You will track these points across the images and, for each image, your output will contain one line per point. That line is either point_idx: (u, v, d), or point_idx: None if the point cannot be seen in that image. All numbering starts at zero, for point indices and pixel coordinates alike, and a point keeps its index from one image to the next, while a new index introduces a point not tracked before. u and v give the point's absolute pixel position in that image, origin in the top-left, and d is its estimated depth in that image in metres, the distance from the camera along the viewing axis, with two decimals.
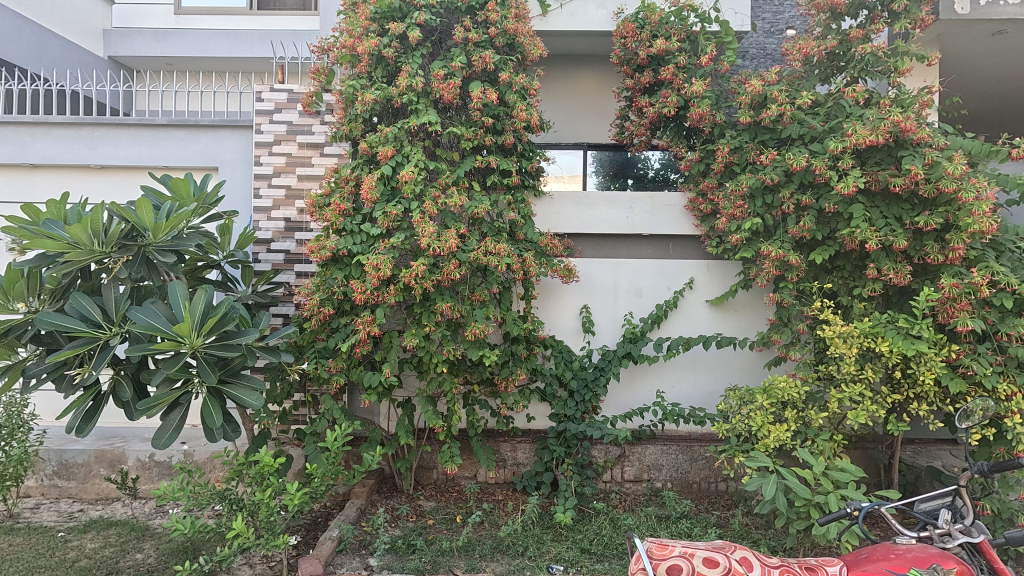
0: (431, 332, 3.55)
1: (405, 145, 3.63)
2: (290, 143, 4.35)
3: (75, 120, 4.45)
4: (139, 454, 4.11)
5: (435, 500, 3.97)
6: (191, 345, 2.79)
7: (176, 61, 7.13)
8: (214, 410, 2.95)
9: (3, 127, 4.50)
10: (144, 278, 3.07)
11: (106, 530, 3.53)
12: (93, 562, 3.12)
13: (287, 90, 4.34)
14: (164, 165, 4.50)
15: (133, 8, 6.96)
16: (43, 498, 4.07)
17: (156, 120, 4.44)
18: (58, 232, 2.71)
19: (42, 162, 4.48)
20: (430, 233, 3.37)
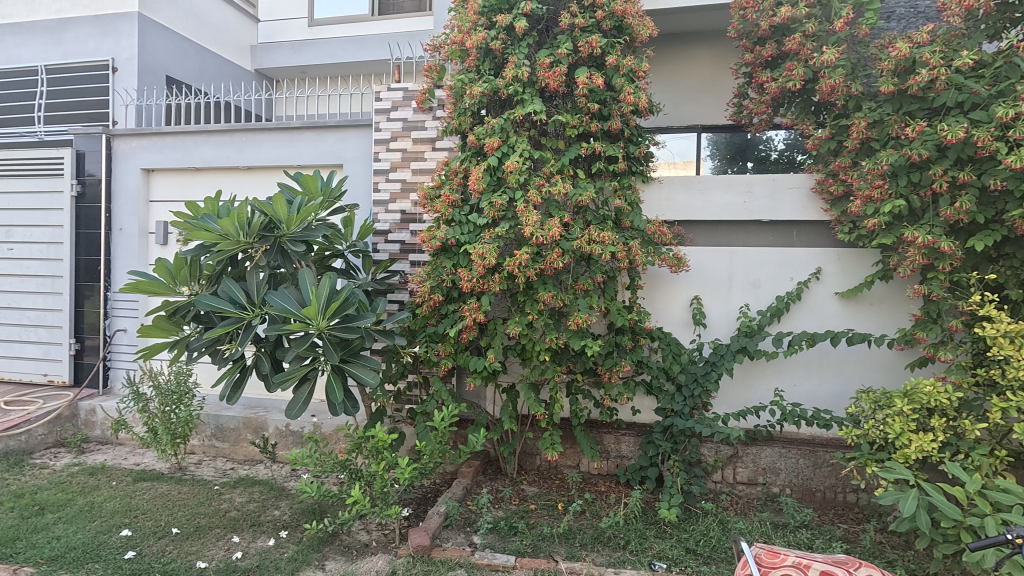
0: (534, 320, 3.58)
1: (511, 136, 3.69)
2: (406, 139, 4.59)
3: (228, 128, 5.06)
4: (278, 423, 4.62)
5: (538, 485, 4.03)
6: (318, 326, 3.09)
7: (310, 69, 7.88)
8: (336, 386, 3.23)
9: (173, 136, 5.23)
10: (280, 266, 3.43)
11: (251, 487, 4.02)
12: (241, 514, 3.58)
13: (402, 89, 4.59)
14: (298, 164, 4.96)
15: (275, 24, 7.79)
16: (204, 455, 4.73)
17: (291, 124, 4.91)
18: (212, 225, 3.11)
19: (203, 165, 5.16)
20: (534, 221, 3.41)
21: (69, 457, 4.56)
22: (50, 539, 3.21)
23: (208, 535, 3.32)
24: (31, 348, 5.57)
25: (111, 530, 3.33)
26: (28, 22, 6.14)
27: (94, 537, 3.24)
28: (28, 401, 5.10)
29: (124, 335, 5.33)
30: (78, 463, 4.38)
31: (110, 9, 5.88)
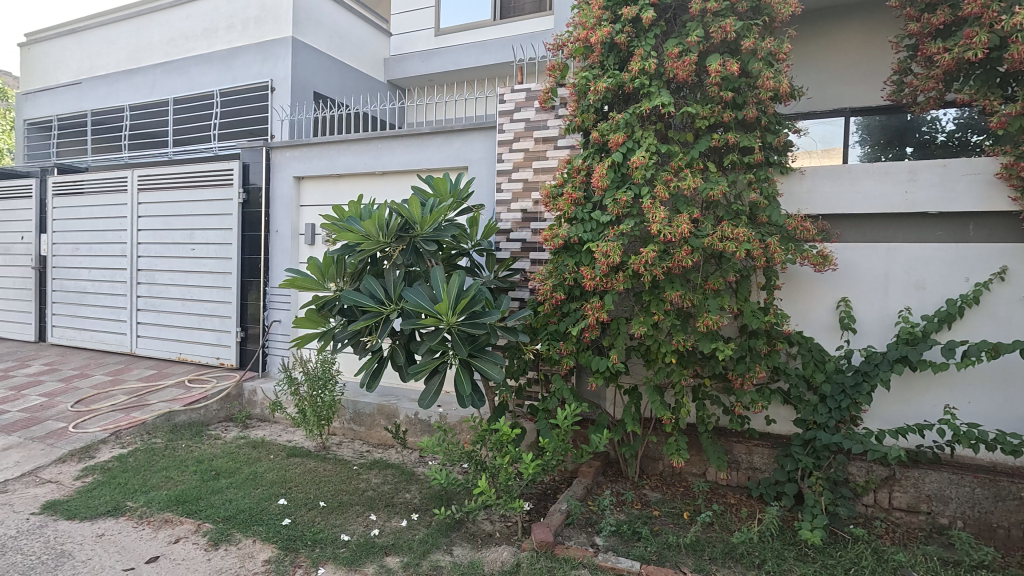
0: (660, 320, 3.46)
1: (637, 130, 3.59)
2: (528, 139, 4.66)
3: (367, 136, 5.49)
4: (407, 412, 4.92)
5: (661, 491, 3.89)
6: (448, 322, 3.24)
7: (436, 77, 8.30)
8: (464, 380, 3.37)
9: (320, 146, 5.77)
10: (414, 265, 3.65)
11: (384, 470, 4.33)
12: (377, 494, 3.87)
13: (525, 90, 4.66)
14: (427, 168, 5.24)
15: (405, 36, 8.29)
16: (344, 437, 5.17)
17: (421, 129, 5.20)
18: (356, 226, 3.38)
19: (345, 172, 5.64)
20: (661, 218, 3.28)
21: (236, 430, 5.22)
22: (223, 501, 3.70)
23: (349, 510, 3.63)
24: (207, 334, 6.46)
25: (271, 498, 3.76)
26: (207, 54, 7.13)
27: (258, 503, 3.67)
28: (205, 380, 5.93)
29: (279, 326, 5.99)
30: (243, 437, 5.01)
31: (269, 36, 6.65)
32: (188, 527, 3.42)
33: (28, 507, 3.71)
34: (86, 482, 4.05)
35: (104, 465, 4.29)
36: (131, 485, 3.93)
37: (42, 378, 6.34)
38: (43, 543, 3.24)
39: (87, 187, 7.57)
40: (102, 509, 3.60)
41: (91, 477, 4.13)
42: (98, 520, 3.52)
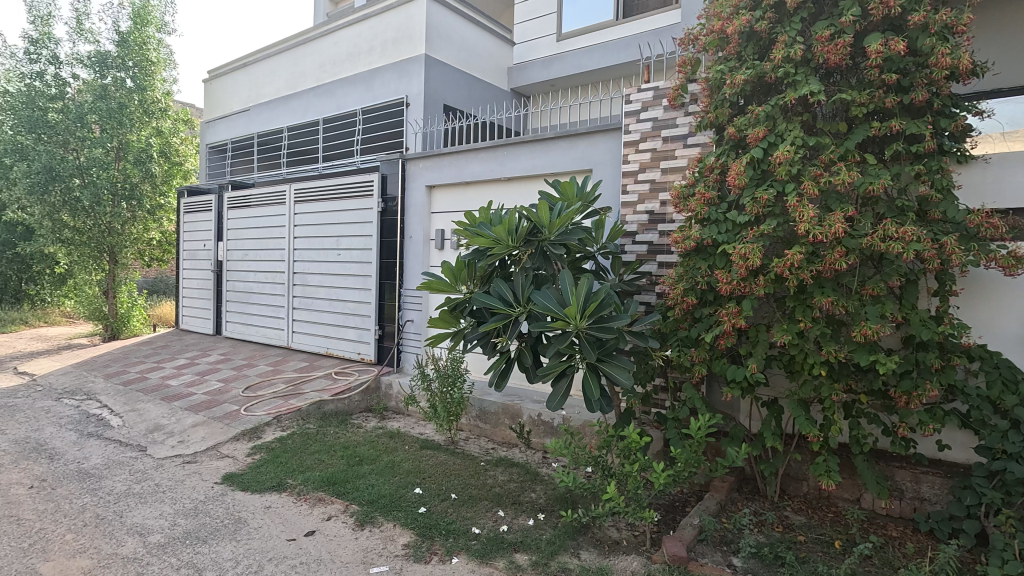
0: (806, 328, 3.17)
1: (780, 123, 3.32)
2: (656, 139, 4.52)
3: (493, 144, 5.68)
4: (531, 413, 5.00)
5: (805, 515, 3.57)
6: (576, 326, 3.25)
7: (558, 82, 8.34)
8: (592, 384, 3.34)
9: (450, 156, 6.09)
10: (541, 268, 3.70)
11: (510, 468, 4.44)
12: (504, 491, 3.97)
13: (653, 88, 4.54)
14: (552, 172, 5.30)
15: (527, 45, 8.46)
16: (470, 433, 5.39)
17: (546, 134, 5.27)
18: (487, 231, 3.51)
19: (472, 179, 5.89)
20: (809, 217, 3.01)
21: (375, 421, 5.66)
22: (367, 485, 4.02)
23: (478, 505, 3.76)
24: (349, 332, 7.08)
25: (407, 486, 4.02)
26: (351, 76, 7.84)
27: (396, 490, 3.94)
28: (348, 373, 6.51)
29: (412, 325, 6.40)
30: (381, 427, 5.41)
31: (405, 55, 7.14)
32: (338, 507, 3.76)
33: (212, 477, 4.32)
34: (255, 459, 4.62)
35: (269, 445, 4.86)
36: (290, 465, 4.41)
37: (219, 367, 7.36)
38: (224, 509, 3.75)
39: (254, 200, 8.68)
40: (269, 484, 4.09)
41: (259, 455, 4.71)
42: (265, 493, 4.00)
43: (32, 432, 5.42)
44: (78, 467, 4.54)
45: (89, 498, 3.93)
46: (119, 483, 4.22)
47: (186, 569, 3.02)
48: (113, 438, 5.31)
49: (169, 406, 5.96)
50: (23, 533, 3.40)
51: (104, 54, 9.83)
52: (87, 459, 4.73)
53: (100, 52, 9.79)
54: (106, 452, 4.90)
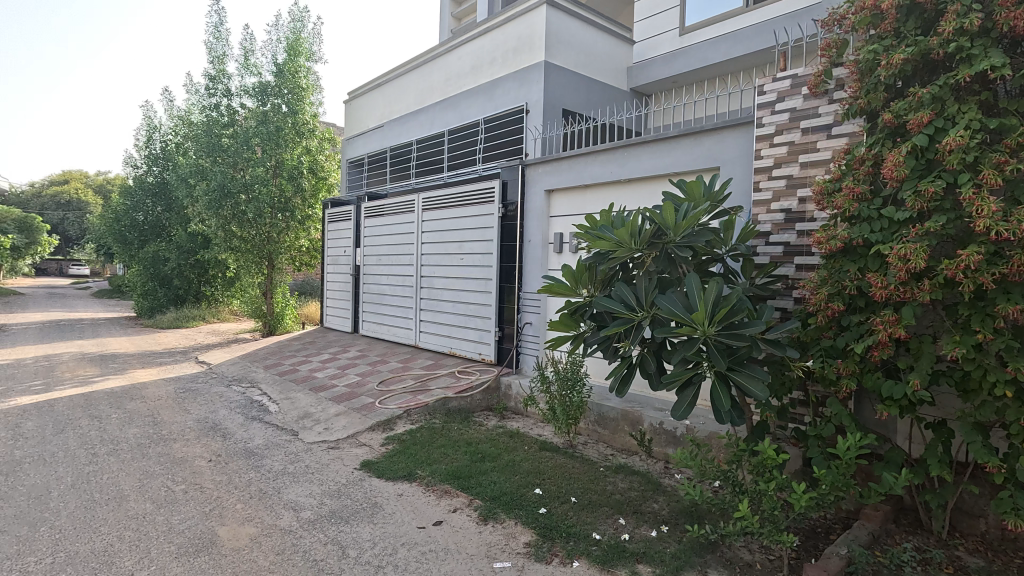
0: (986, 341, 2.73)
1: (951, 105, 2.90)
2: (794, 131, 4.17)
3: (613, 146, 5.61)
4: (653, 420, 4.85)
5: (983, 558, 3.07)
6: (704, 332, 3.09)
7: (680, 78, 8.05)
8: (722, 394, 3.17)
9: (569, 160, 6.12)
10: (666, 271, 3.56)
11: (630, 476, 4.34)
12: (624, 499, 3.89)
13: (790, 76, 4.20)
14: (676, 172, 5.11)
15: (650, 43, 8.39)
16: (589, 437, 5.35)
17: (669, 133, 5.09)
18: (609, 234, 3.46)
19: (592, 182, 5.86)
20: (991, 211, 2.60)
21: (495, 419, 5.83)
22: (489, 482, 4.15)
23: (598, 510, 3.72)
24: (471, 333, 7.38)
25: (528, 486, 4.08)
26: (474, 88, 8.19)
27: (517, 489, 4.02)
28: (471, 372, 6.78)
29: (531, 327, 6.51)
30: (502, 426, 5.56)
31: (525, 63, 7.31)
32: (463, 500, 3.92)
33: (352, 463, 4.73)
34: (388, 449, 4.99)
35: (400, 437, 5.22)
36: (419, 457, 4.70)
37: (357, 362, 8.05)
38: (363, 494, 4.08)
39: (387, 209, 9.39)
40: (400, 473, 4.39)
41: (391, 445, 5.07)
42: (398, 481, 4.30)
43: (210, 412, 6.32)
44: (245, 445, 5.21)
45: (254, 473, 4.50)
46: (277, 462, 4.77)
47: (331, 544, 3.33)
48: (272, 422, 6.02)
49: (316, 396, 6.63)
50: (206, 499, 3.98)
51: (266, 85, 11.34)
52: (252, 439, 5.42)
53: (263, 83, 11.31)
54: (266, 434, 5.57)
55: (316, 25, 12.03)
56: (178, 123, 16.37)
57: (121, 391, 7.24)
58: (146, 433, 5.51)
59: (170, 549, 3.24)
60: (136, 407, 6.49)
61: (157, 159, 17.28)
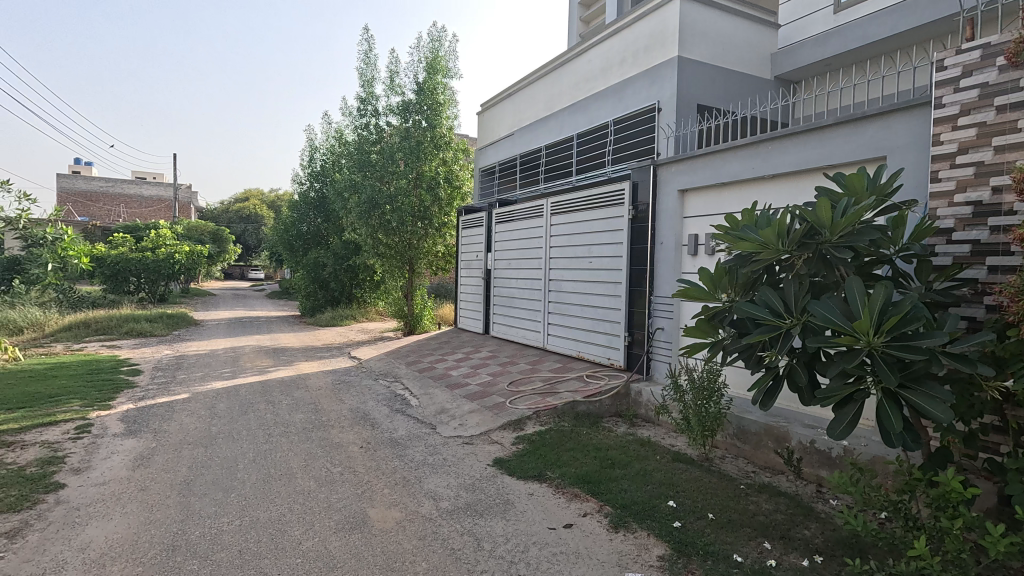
0: None
1: None
2: (986, 109, 3.53)
3: (756, 140, 5.22)
4: (802, 438, 4.42)
5: None
6: (869, 343, 2.73)
7: (834, 60, 7.39)
8: (893, 416, 2.75)
9: (705, 157, 5.81)
10: (820, 274, 3.20)
11: (776, 497, 3.98)
12: (770, 522, 3.58)
13: (981, 46, 3.57)
14: (831, 164, 4.63)
15: (796, 25, 7.66)
16: (727, 452, 5.02)
17: (823, 122, 4.62)
18: (753, 235, 3.21)
19: (730, 180, 5.51)
20: None
21: (625, 426, 5.70)
22: (620, 489, 4.07)
23: (740, 530, 3.47)
24: (600, 337, 7.31)
25: (662, 497, 3.92)
26: (604, 90, 8.13)
27: (650, 499, 3.88)
28: (599, 377, 6.71)
29: (663, 333, 6.27)
30: (632, 433, 5.43)
31: (657, 60, 7.10)
32: (593, 506, 3.89)
33: (485, 459, 4.92)
34: (519, 448, 5.11)
35: (530, 437, 5.33)
36: (549, 458, 4.75)
37: (489, 362, 8.37)
38: (495, 490, 4.23)
39: (517, 214, 9.66)
40: (531, 473, 4.48)
41: (522, 445, 5.20)
42: (529, 480, 4.39)
43: (361, 403, 6.98)
44: (390, 435, 5.67)
45: (398, 462, 4.88)
46: (418, 453, 5.13)
47: (467, 535, 3.50)
48: (413, 415, 6.48)
49: (451, 394, 7.01)
50: (358, 482, 4.40)
51: (408, 102, 12.34)
52: (396, 430, 5.88)
53: (406, 101, 12.33)
54: (408, 426, 6.01)
55: (452, 44, 12.79)
56: (335, 143, 18.36)
57: (290, 381, 8.27)
58: (309, 418, 6.24)
59: (331, 523, 3.63)
60: (302, 395, 7.37)
61: (317, 175, 19.54)
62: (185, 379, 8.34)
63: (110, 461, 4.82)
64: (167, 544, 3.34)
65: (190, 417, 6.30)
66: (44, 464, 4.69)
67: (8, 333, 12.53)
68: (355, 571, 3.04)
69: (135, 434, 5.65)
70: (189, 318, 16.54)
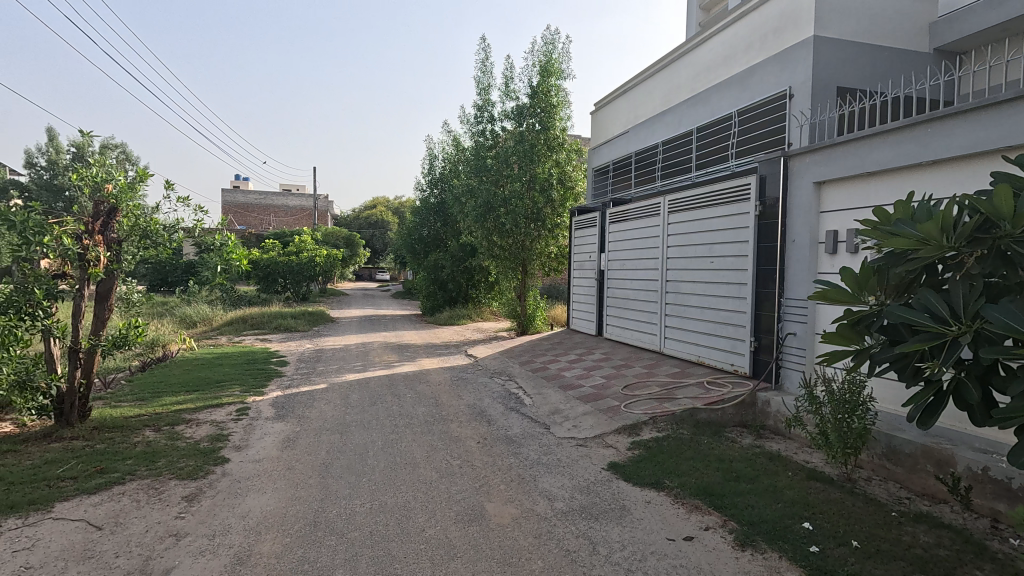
0: None
1: None
2: None
3: (909, 122, 4.57)
4: (972, 464, 3.81)
5: None
6: None
7: (1014, 23, 6.45)
8: None
9: (846, 145, 5.24)
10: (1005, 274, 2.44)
11: (938, 529, 3.47)
12: (930, 557, 3.13)
13: None
14: (1011, 145, 3.88)
15: None
16: (873, 473, 4.49)
17: (999, 96, 3.90)
18: (910, 230, 2.49)
19: (877, 169, 4.90)
20: None
21: (751, 438, 5.31)
22: (746, 505, 3.80)
23: (892, 563, 3.07)
24: (722, 341, 6.90)
25: (795, 518, 3.59)
26: (727, 79, 7.68)
27: (781, 518, 3.57)
28: (722, 384, 6.32)
29: (794, 339, 5.76)
30: (759, 446, 5.04)
31: (789, 43, 6.53)
32: (716, 520, 3.67)
33: (600, 463, 4.85)
34: (635, 454, 4.98)
35: (647, 443, 5.16)
36: (667, 466, 4.57)
37: (602, 364, 8.24)
38: (611, 494, 4.15)
39: (632, 214, 9.42)
40: (648, 480, 4.34)
41: (638, 450, 5.05)
42: (646, 488, 4.25)
43: (477, 400, 7.23)
44: (505, 433, 5.80)
45: (513, 459, 4.97)
46: (532, 452, 5.19)
47: (583, 538, 3.47)
48: (527, 414, 6.57)
49: (564, 395, 7.01)
50: (476, 476, 4.55)
51: (523, 106, 12.59)
52: (511, 428, 6.01)
53: (521, 106, 12.59)
54: (522, 425, 6.10)
55: (566, 45, 12.84)
56: (453, 150, 19.28)
57: (412, 375, 8.80)
58: (430, 412, 6.58)
59: (451, 514, 3.79)
60: (423, 390, 7.80)
61: (437, 182, 20.63)
62: (324, 371, 9.21)
63: (264, 441, 5.46)
64: (310, 519, 3.70)
65: (328, 406, 6.93)
66: (214, 440, 5.43)
67: (186, 326, 14.69)
68: (474, 562, 3.15)
69: (283, 418, 6.34)
70: (326, 316, 18.24)
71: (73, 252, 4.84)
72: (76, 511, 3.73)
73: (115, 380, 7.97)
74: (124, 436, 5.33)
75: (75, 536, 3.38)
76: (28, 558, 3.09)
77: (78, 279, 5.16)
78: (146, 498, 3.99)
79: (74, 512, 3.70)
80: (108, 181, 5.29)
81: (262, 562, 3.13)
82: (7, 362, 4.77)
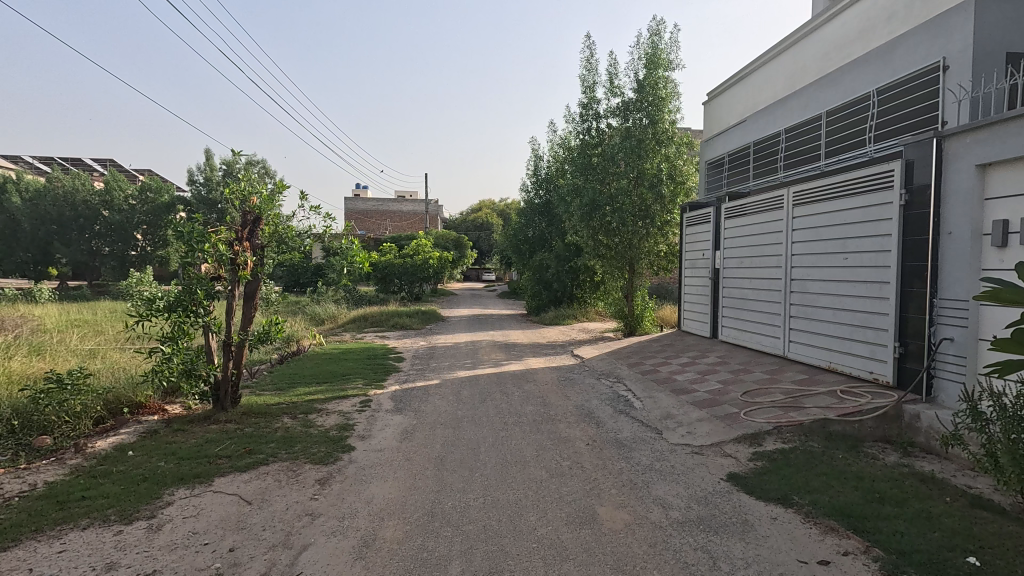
0: None
1: None
2: None
3: None
4: None
5: None
6: None
7: None
8: None
9: (1016, 121, 4.44)
10: None
11: None
12: None
13: None
14: None
15: None
16: None
17: None
18: None
19: None
20: None
21: (896, 455, 4.71)
22: (893, 531, 3.37)
23: None
24: (860, 346, 6.23)
25: (956, 550, 3.12)
26: (864, 57, 6.93)
27: (938, 549, 3.13)
28: (859, 394, 5.70)
29: (951, 345, 5.04)
30: (907, 465, 4.46)
31: (941, 9, 5.74)
32: (856, 544, 3.30)
33: (718, 473, 4.58)
34: (758, 466, 4.63)
35: (772, 455, 4.78)
36: (795, 481, 4.19)
37: (718, 368, 7.78)
38: (732, 507, 3.90)
39: (750, 208, 8.83)
40: (775, 495, 4.01)
41: (761, 462, 4.69)
42: (772, 503, 3.94)
43: (585, 401, 7.14)
44: (615, 436, 5.67)
45: (624, 463, 4.85)
46: (644, 457, 5.03)
47: (702, 552, 3.29)
48: (637, 418, 6.38)
49: (678, 399, 6.71)
50: (586, 478, 4.50)
51: (629, 102, 12.34)
52: (621, 431, 5.87)
53: (626, 102, 12.35)
54: (633, 429, 5.94)
55: (675, 35, 12.38)
56: (558, 151, 19.37)
57: (520, 374, 8.91)
58: (539, 412, 6.62)
59: (562, 515, 3.78)
60: (531, 388, 7.87)
61: (541, 183, 20.86)
62: (437, 368, 9.63)
63: (385, 432, 5.81)
64: (426, 510, 3.87)
65: (442, 401, 7.24)
66: (341, 429, 5.87)
67: (315, 324, 16.12)
68: (587, 565, 3.11)
69: (401, 411, 6.71)
70: (436, 315, 19.05)
71: (225, 257, 5.49)
72: (230, 485, 4.22)
73: (258, 371, 8.92)
74: (267, 422, 5.94)
75: (230, 508, 3.82)
76: (194, 524, 3.55)
77: (231, 281, 5.78)
78: (286, 479, 4.41)
79: (229, 486, 4.19)
80: (252, 194, 5.92)
81: (385, 546, 3.33)
82: (176, 352, 5.52)
